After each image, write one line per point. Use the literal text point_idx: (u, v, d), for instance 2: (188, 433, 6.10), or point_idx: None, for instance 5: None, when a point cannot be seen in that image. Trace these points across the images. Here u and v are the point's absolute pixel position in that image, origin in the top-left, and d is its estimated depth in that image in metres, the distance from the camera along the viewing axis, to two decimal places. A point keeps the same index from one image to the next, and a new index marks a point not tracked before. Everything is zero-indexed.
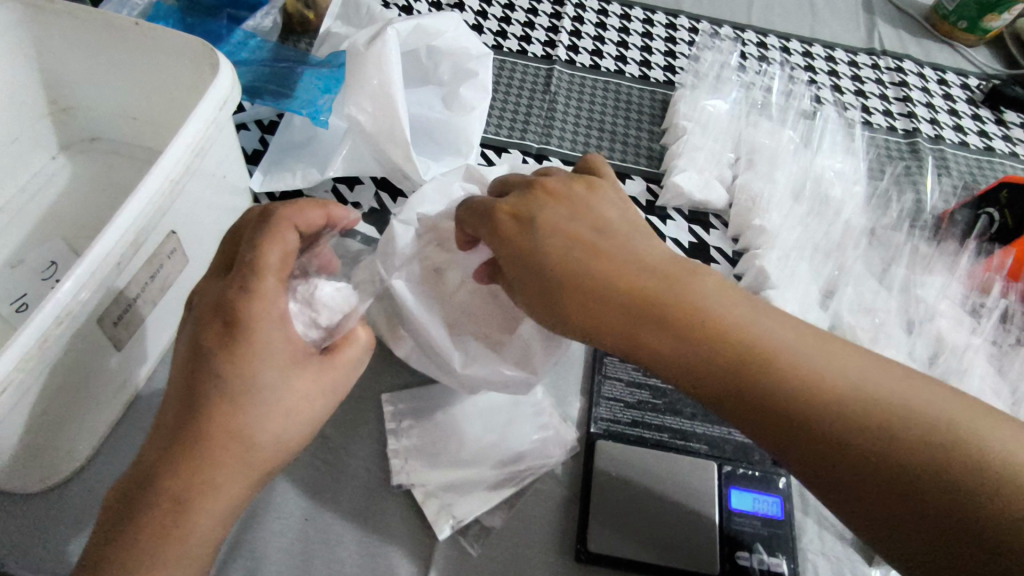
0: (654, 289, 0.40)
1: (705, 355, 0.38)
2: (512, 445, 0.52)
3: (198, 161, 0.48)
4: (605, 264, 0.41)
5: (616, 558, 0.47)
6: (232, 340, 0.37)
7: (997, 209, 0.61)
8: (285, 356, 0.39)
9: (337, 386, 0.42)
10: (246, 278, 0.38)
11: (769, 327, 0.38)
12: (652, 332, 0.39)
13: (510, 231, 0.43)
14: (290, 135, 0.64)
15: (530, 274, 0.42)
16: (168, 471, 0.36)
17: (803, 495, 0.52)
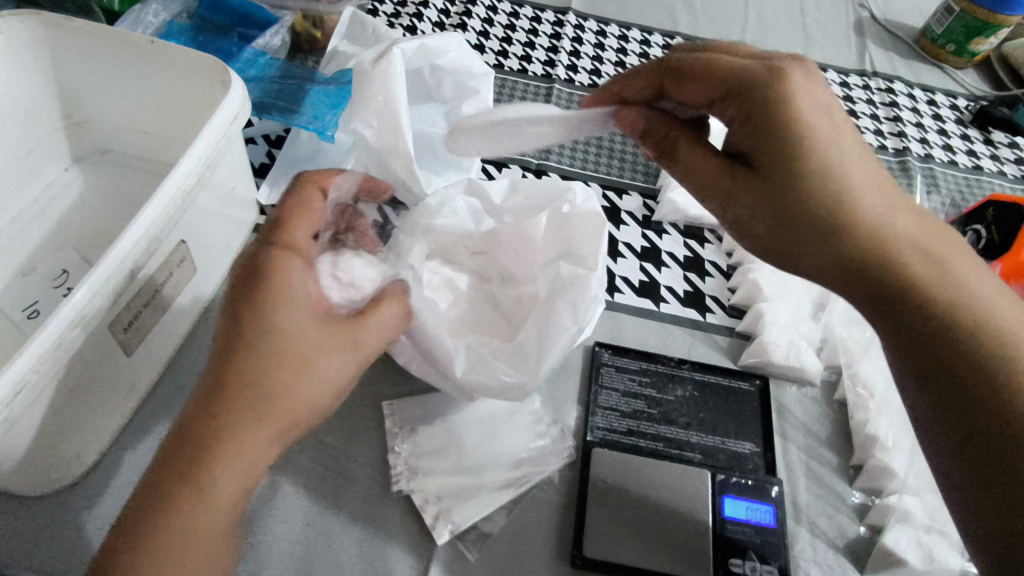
0: (870, 201, 0.42)
1: (889, 265, 0.41)
2: (509, 452, 0.53)
3: (210, 173, 0.50)
4: (867, 183, 0.42)
5: (611, 564, 0.47)
6: (257, 287, 0.39)
7: (984, 226, 0.64)
8: (306, 305, 0.40)
9: (364, 349, 0.42)
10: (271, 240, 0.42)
11: (956, 264, 0.41)
12: (865, 227, 0.41)
13: (808, 109, 0.42)
14: (296, 150, 0.66)
15: (756, 120, 0.43)
16: (199, 427, 0.36)
17: (795, 504, 0.53)
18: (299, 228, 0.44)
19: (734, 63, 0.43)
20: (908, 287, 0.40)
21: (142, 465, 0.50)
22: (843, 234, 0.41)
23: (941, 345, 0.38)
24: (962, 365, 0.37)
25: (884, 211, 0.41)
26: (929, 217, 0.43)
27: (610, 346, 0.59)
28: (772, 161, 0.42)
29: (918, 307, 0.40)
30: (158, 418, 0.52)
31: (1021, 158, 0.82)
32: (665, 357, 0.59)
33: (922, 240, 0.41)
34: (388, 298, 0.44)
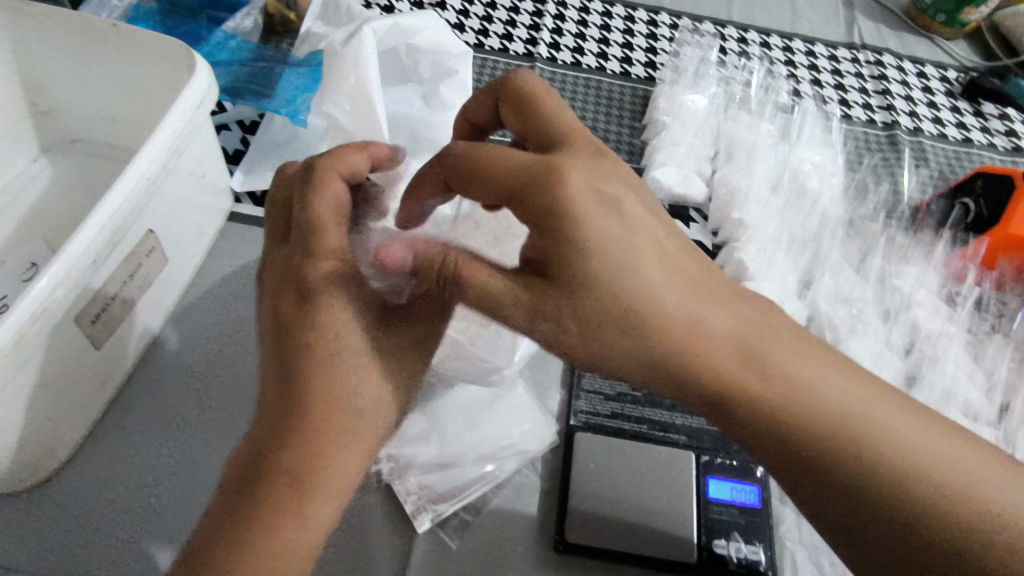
0: (712, 326, 0.37)
1: (749, 397, 0.37)
2: (492, 438, 0.52)
3: (175, 160, 0.48)
4: (677, 292, 0.37)
5: (594, 548, 0.47)
6: (303, 306, 0.38)
7: (972, 199, 0.62)
8: (358, 316, 0.40)
9: (420, 349, 0.43)
10: (308, 246, 0.40)
11: (813, 372, 0.38)
12: (697, 363, 0.37)
13: (587, 212, 0.36)
14: (271, 135, 0.64)
15: (549, 228, 0.36)
16: (282, 457, 0.36)
17: (781, 484, 0.53)
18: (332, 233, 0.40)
19: (506, 155, 0.38)
20: (784, 418, 0.37)
21: (115, 459, 0.49)
22: (687, 366, 0.37)
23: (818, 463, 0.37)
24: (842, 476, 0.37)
25: (683, 325, 0.37)
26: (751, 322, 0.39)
27: None
28: (577, 293, 0.36)
29: (796, 441, 0.37)
30: (132, 411, 0.51)
31: (1011, 130, 0.80)
32: None
33: (763, 355, 0.38)
34: (441, 292, 0.43)
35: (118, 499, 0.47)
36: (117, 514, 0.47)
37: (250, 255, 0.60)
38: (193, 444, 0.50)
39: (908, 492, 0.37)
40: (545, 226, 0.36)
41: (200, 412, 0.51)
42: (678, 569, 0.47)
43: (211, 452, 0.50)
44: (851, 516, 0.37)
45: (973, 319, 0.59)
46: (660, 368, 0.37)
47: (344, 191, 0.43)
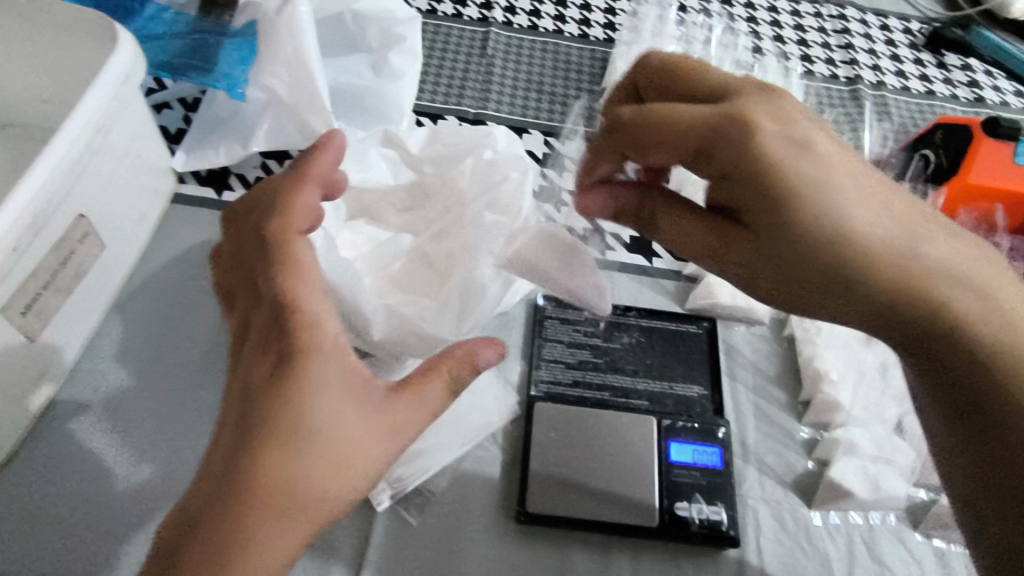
0: (928, 250, 0.38)
1: (937, 315, 0.38)
2: (452, 414, 0.51)
3: (101, 139, 0.46)
4: (900, 223, 0.38)
5: (556, 517, 0.47)
6: (272, 374, 0.33)
7: (932, 149, 0.62)
8: (344, 389, 0.34)
9: (408, 436, 0.36)
10: (284, 313, 0.35)
11: (998, 297, 0.39)
12: (903, 289, 0.38)
13: (775, 153, 0.38)
14: (213, 111, 0.62)
15: (791, 194, 0.38)
16: (204, 537, 0.31)
17: (743, 444, 0.53)
18: (303, 286, 0.36)
19: (685, 114, 0.38)
20: (965, 345, 0.39)
21: (59, 453, 0.47)
22: (925, 298, 0.38)
23: (987, 416, 0.39)
24: (999, 405, 0.38)
25: (881, 238, 0.38)
26: (896, 235, 0.38)
27: (554, 298, 0.57)
28: (781, 231, 0.38)
29: (943, 362, 0.40)
30: (75, 403, 0.49)
31: (975, 80, 0.79)
32: (611, 306, 0.57)
33: (947, 276, 0.38)
34: (433, 371, 0.37)
35: (63, 493, 0.45)
36: (62, 509, 0.45)
37: (196, 238, 0.58)
38: (141, 435, 0.48)
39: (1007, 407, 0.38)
40: (738, 181, 0.39)
41: (148, 400, 0.50)
42: (641, 533, 0.47)
43: (160, 440, 0.48)
44: (993, 450, 0.39)
45: None
46: (878, 300, 0.39)
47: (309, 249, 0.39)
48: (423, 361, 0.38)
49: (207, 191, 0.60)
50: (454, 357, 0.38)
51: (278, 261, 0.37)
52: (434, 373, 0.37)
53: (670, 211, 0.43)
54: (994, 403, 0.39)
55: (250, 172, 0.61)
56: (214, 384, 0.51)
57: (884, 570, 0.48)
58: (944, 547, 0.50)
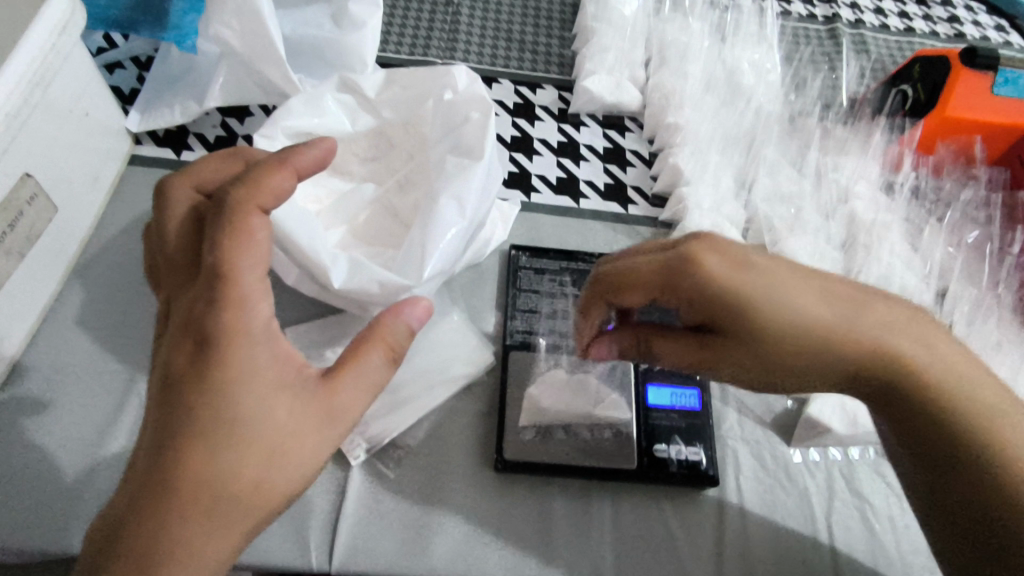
0: (881, 327, 0.38)
1: (912, 391, 0.38)
2: (427, 369, 0.50)
3: (39, 92, 0.44)
4: (853, 312, 0.38)
5: (534, 464, 0.46)
6: (200, 360, 0.31)
7: (910, 84, 0.60)
8: (271, 377, 0.32)
9: (346, 415, 0.35)
10: (216, 287, 0.31)
11: (965, 367, 0.38)
12: (869, 372, 0.38)
13: (722, 272, 0.38)
14: (168, 69, 0.60)
15: (739, 305, 0.38)
16: (126, 541, 0.28)
17: (722, 386, 0.52)
18: (246, 271, 0.32)
19: (641, 268, 0.40)
20: (940, 415, 0.37)
21: (18, 420, 0.45)
22: (889, 376, 0.38)
23: (966, 497, 0.36)
24: (981, 484, 0.36)
25: (858, 336, 0.38)
26: (869, 327, 0.38)
27: (528, 248, 0.56)
28: (744, 339, 0.39)
29: (933, 442, 0.38)
30: (36, 370, 0.47)
31: (955, 16, 0.78)
32: (586, 254, 0.56)
33: (909, 348, 0.38)
34: (366, 342, 0.36)
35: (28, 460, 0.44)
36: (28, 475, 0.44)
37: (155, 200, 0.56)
38: (106, 399, 0.47)
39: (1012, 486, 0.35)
40: (702, 298, 0.38)
41: (112, 365, 0.48)
42: (620, 477, 0.46)
43: (125, 404, 0.47)
44: (960, 530, 0.37)
45: (910, 208, 0.59)
46: (847, 373, 0.39)
47: (267, 222, 0.33)
48: (355, 337, 0.37)
49: (164, 152, 0.58)
50: (385, 325, 0.36)
51: (215, 234, 0.32)
52: (368, 346, 0.36)
53: (660, 339, 0.42)
54: (970, 478, 0.36)
55: (210, 131, 0.59)
56: None
57: (863, 503, 0.48)
58: None
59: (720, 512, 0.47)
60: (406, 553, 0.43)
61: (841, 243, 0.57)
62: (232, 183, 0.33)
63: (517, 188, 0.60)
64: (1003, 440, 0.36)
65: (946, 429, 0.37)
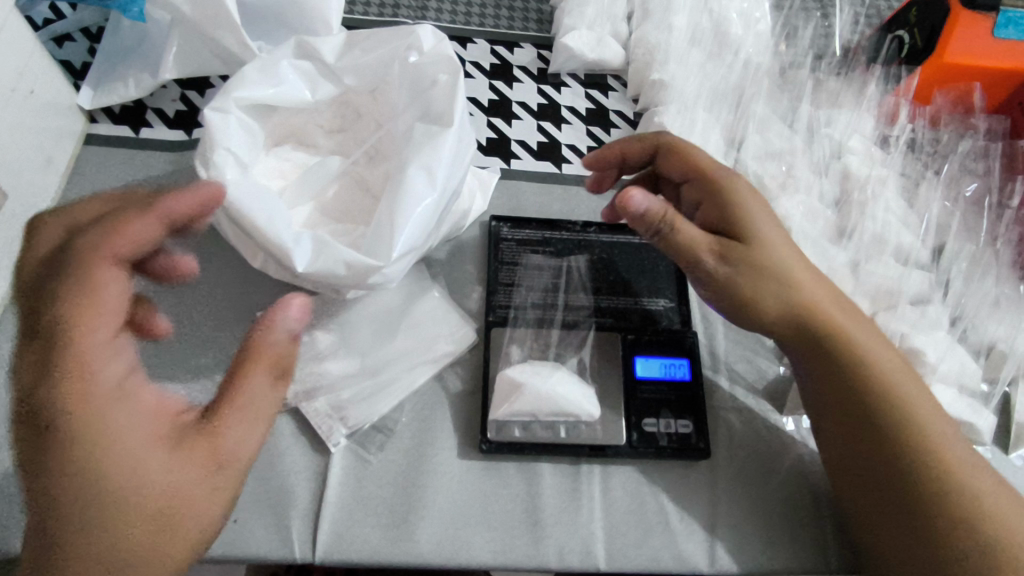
0: (823, 296, 0.42)
1: (843, 357, 0.41)
2: (408, 350, 0.49)
3: None
4: (811, 272, 0.43)
5: (520, 444, 0.45)
6: (42, 424, 0.29)
7: (907, 30, 0.57)
8: (137, 434, 0.31)
9: (235, 451, 0.33)
10: (53, 352, 0.30)
11: (886, 354, 0.41)
12: (811, 328, 0.41)
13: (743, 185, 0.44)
14: (120, 40, 0.56)
15: (741, 215, 0.43)
16: None
17: (713, 354, 0.51)
18: (95, 333, 0.31)
19: (686, 158, 0.47)
20: (874, 382, 0.40)
21: None
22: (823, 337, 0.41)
23: (877, 454, 0.39)
24: (896, 445, 0.39)
25: (822, 300, 0.42)
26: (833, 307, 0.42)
27: (509, 219, 0.53)
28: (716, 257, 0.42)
29: (860, 416, 0.40)
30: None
31: None
32: (569, 223, 0.54)
33: (843, 323, 0.41)
34: (243, 368, 0.34)
35: None
36: None
37: (115, 181, 0.53)
38: None
39: (932, 471, 0.38)
40: (723, 198, 0.44)
41: None
42: (608, 453, 0.45)
43: None
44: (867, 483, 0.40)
45: (906, 161, 0.56)
46: (793, 324, 0.42)
47: (121, 271, 0.32)
48: (229, 367, 0.35)
49: (122, 130, 0.55)
50: (258, 344, 0.35)
51: (68, 284, 0.31)
52: (248, 369, 0.34)
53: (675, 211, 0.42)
54: (889, 448, 0.39)
55: (170, 105, 0.56)
56: None
57: None
58: None
59: (711, 484, 0.46)
60: (393, 539, 0.42)
61: (834, 202, 0.55)
62: (94, 226, 0.33)
63: (496, 154, 0.57)
64: (927, 434, 0.38)
65: (871, 396, 0.40)
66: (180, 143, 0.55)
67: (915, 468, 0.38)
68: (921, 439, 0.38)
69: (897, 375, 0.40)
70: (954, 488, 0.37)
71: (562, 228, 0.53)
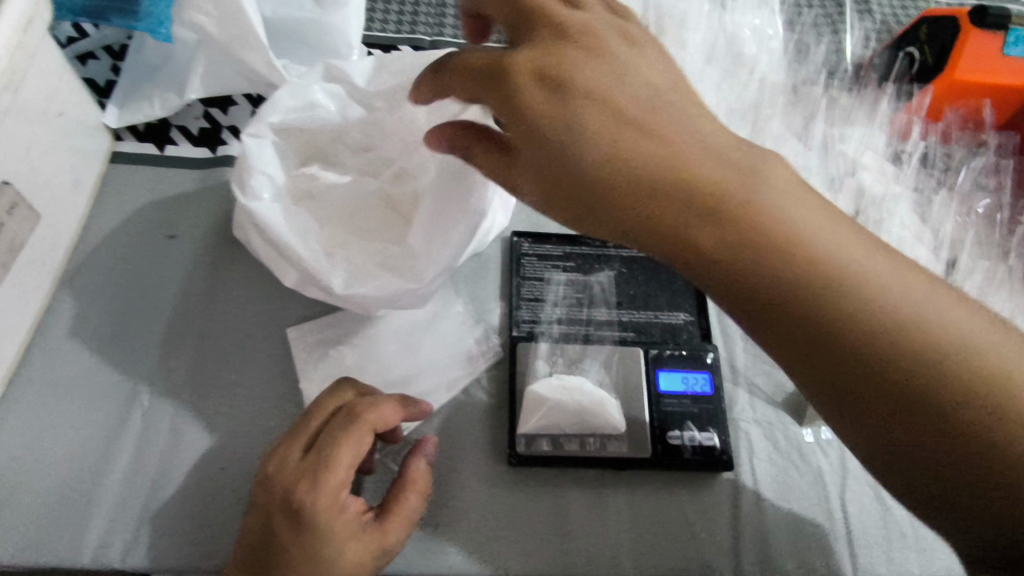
0: (681, 194, 0.31)
1: (781, 268, 0.29)
2: (434, 365, 0.50)
3: (10, 96, 0.41)
4: (775, 179, 0.32)
5: (548, 457, 0.46)
6: (323, 464, 0.37)
7: (917, 46, 0.58)
8: (344, 526, 0.37)
9: (391, 554, 0.38)
10: (316, 464, 0.37)
11: (867, 250, 0.30)
12: (763, 235, 0.30)
13: (600, 91, 0.33)
14: (144, 59, 0.57)
15: (534, 154, 0.34)
16: None
17: (732, 367, 0.52)
18: (375, 409, 0.39)
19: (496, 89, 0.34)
20: (847, 331, 0.28)
21: (24, 440, 0.44)
22: (777, 275, 0.29)
23: (905, 427, 0.28)
24: (916, 398, 0.28)
25: (664, 189, 0.31)
26: (708, 191, 0.31)
27: (529, 235, 0.54)
28: (598, 140, 0.32)
29: (829, 349, 0.29)
30: (35, 386, 0.46)
31: None
32: (589, 238, 0.54)
33: (716, 223, 0.30)
34: (406, 489, 0.40)
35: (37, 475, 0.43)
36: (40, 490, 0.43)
37: (142, 200, 0.53)
38: (109, 410, 0.46)
39: (959, 399, 0.27)
40: (519, 119, 0.34)
41: (111, 376, 0.47)
42: (634, 466, 0.46)
43: (130, 415, 0.46)
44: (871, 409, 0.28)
45: (919, 176, 0.57)
46: (720, 275, 0.30)
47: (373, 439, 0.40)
48: (390, 485, 0.41)
49: (147, 147, 0.55)
50: (414, 472, 0.41)
51: (361, 401, 0.39)
52: (407, 494, 0.40)
53: (500, 128, 0.37)
54: (881, 387, 0.28)
55: (193, 124, 0.57)
56: (179, 353, 0.48)
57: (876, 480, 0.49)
58: None
59: (734, 495, 0.47)
60: (424, 553, 0.43)
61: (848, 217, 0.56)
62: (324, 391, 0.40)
63: None
64: (942, 336, 0.28)
65: (828, 297, 0.29)
66: (205, 160, 0.56)
67: (932, 407, 0.27)
68: (941, 363, 0.28)
69: (894, 292, 0.29)
70: (979, 394, 0.27)
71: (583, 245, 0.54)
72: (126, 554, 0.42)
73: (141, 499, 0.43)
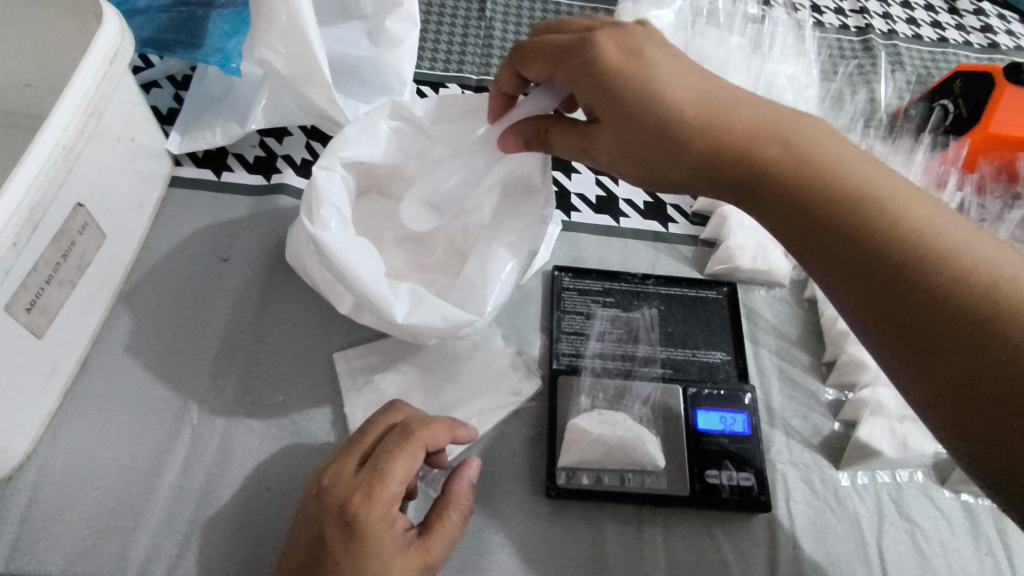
0: (749, 134, 0.38)
1: (840, 203, 0.35)
2: (474, 393, 0.50)
3: (93, 124, 0.44)
4: (852, 153, 0.37)
5: (588, 491, 0.46)
6: (378, 475, 0.38)
7: (951, 99, 0.60)
8: (392, 540, 0.37)
9: (432, 570, 0.39)
10: (372, 477, 0.38)
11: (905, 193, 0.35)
12: (863, 207, 0.34)
13: (692, 71, 0.40)
14: (206, 90, 0.60)
15: (626, 132, 0.39)
16: None
17: (768, 408, 0.52)
18: (428, 428, 0.41)
19: (592, 51, 0.39)
20: (931, 269, 0.32)
21: (75, 453, 0.45)
22: (875, 242, 0.34)
23: (989, 385, 0.29)
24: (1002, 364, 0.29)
25: (743, 126, 0.38)
26: (774, 138, 0.38)
27: (570, 269, 0.55)
28: (688, 125, 0.38)
29: (862, 256, 0.34)
30: (89, 400, 0.47)
31: (987, 25, 0.76)
32: (628, 274, 0.56)
33: (797, 163, 0.37)
34: (448, 508, 0.41)
35: (86, 490, 0.44)
36: (89, 504, 0.44)
37: (197, 223, 0.55)
38: (159, 427, 0.47)
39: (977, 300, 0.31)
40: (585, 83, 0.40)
41: (162, 393, 0.48)
42: (672, 503, 0.46)
43: (179, 433, 0.47)
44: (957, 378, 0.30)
45: None
46: (790, 204, 0.36)
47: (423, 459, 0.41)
48: (432, 504, 0.42)
49: (205, 173, 0.58)
50: (457, 492, 0.42)
51: (413, 420, 0.41)
52: (449, 511, 0.41)
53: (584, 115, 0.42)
54: (907, 283, 0.32)
55: (250, 152, 0.59)
56: (229, 372, 0.49)
57: (913, 528, 0.48)
58: (971, 502, 0.50)
59: (771, 537, 0.47)
60: None
61: None
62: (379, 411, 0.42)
63: (558, 207, 0.60)
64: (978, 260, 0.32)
65: (895, 234, 0.33)
66: (260, 188, 0.58)
67: (945, 300, 0.31)
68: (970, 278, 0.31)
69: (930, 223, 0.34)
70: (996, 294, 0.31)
71: (620, 281, 0.55)
72: (171, 569, 0.42)
73: (186, 517, 0.44)
